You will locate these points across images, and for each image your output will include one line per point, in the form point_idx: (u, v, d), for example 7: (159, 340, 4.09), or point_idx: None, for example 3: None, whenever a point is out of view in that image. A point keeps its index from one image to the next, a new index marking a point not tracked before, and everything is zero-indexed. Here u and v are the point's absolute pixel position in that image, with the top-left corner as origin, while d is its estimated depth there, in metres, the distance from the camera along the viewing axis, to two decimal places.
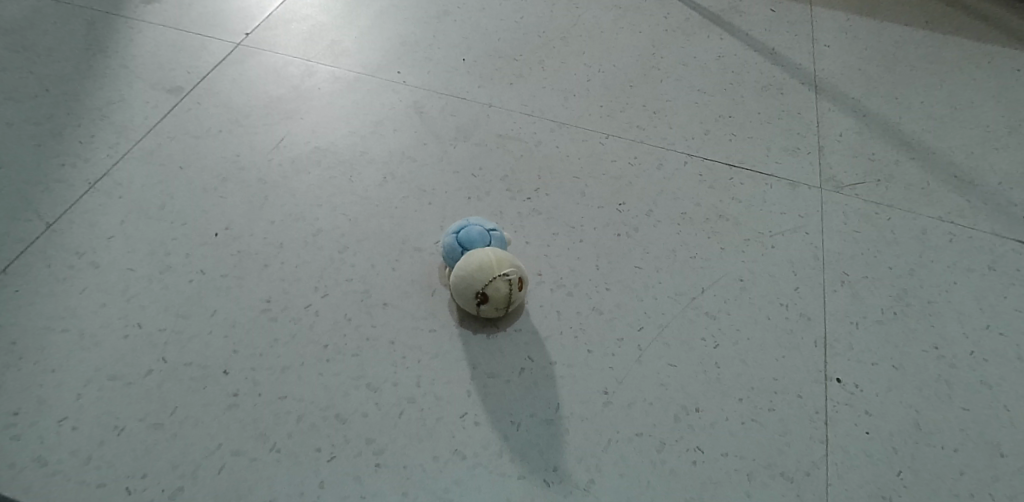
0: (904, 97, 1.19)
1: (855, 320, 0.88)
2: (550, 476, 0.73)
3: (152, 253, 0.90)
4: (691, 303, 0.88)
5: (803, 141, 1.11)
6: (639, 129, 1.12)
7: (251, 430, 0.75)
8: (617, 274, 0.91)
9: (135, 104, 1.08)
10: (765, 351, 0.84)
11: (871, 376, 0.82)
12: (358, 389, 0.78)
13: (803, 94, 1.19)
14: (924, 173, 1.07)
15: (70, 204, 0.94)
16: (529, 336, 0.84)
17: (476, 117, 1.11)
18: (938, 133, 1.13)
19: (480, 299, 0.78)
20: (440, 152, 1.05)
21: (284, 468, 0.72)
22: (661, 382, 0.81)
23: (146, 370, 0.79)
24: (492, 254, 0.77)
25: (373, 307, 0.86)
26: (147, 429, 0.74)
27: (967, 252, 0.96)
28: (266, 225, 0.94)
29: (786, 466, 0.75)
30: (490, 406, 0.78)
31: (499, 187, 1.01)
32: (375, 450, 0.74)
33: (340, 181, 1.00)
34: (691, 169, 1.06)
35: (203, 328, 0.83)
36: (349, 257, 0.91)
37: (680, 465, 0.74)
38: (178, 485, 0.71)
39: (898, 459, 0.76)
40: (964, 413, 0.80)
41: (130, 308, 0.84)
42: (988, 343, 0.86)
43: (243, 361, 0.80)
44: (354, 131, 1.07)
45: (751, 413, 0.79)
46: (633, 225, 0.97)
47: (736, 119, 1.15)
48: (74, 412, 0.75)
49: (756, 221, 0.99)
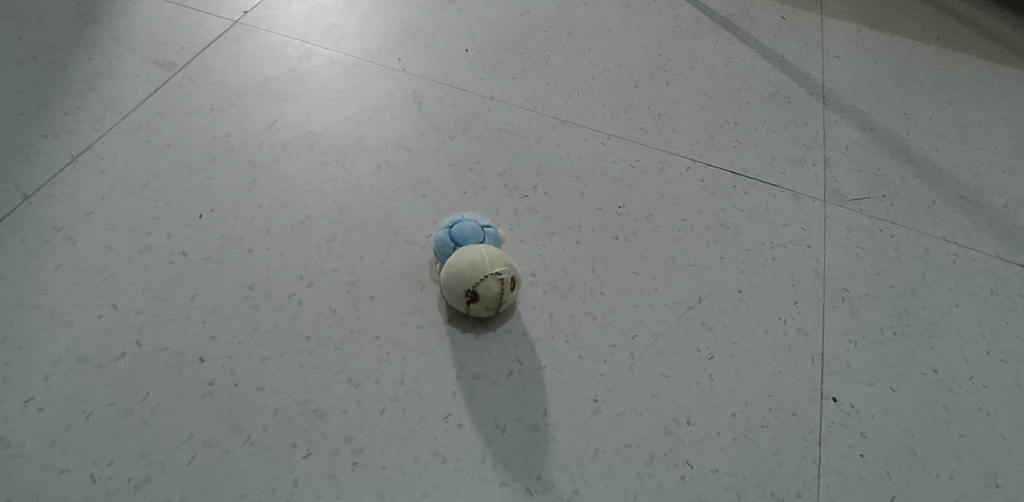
0: (912, 113, 1.17)
1: (854, 338, 0.85)
2: (534, 485, 0.70)
3: (133, 232, 0.87)
4: (688, 312, 0.86)
5: (809, 152, 1.09)
6: (643, 130, 1.09)
7: (225, 421, 0.72)
8: (613, 278, 0.89)
9: (125, 77, 1.05)
10: (761, 366, 0.82)
11: (867, 397, 0.80)
12: (339, 383, 0.76)
13: (810, 104, 1.17)
14: (930, 191, 1.05)
15: (51, 176, 0.91)
16: (518, 338, 0.81)
17: (476, 109, 1.08)
18: (946, 152, 1.11)
19: (470, 298, 0.75)
20: (438, 143, 1.02)
21: (256, 462, 0.69)
22: (653, 392, 0.78)
23: (119, 353, 0.76)
24: (484, 251, 0.75)
25: (360, 300, 0.83)
26: (116, 415, 0.71)
27: (970, 275, 0.94)
28: (254, 209, 0.91)
29: (777, 486, 0.72)
30: (475, 409, 0.75)
31: (497, 182, 0.98)
32: (353, 449, 0.71)
33: (333, 168, 0.97)
34: (693, 174, 1.04)
35: (182, 311, 0.80)
36: (337, 247, 0.88)
37: (668, 480, 0.72)
38: (145, 475, 0.68)
39: (893, 485, 0.73)
40: (960, 439, 0.78)
41: (106, 288, 0.81)
42: (988, 369, 0.84)
43: (221, 349, 0.77)
44: (350, 118, 1.04)
45: (744, 429, 0.76)
46: (632, 229, 0.95)
47: (742, 125, 1.12)
48: (41, 393, 0.72)
49: (758, 231, 0.96)
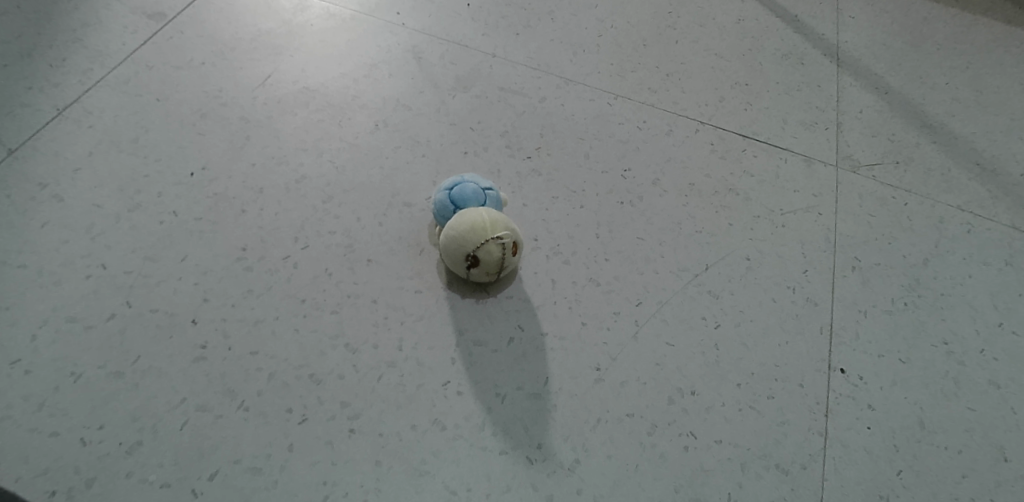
0: (929, 77, 1.13)
1: (864, 308, 0.83)
2: (534, 454, 0.69)
3: (122, 190, 0.84)
4: (694, 280, 0.84)
5: (822, 116, 1.05)
6: (651, 91, 1.05)
7: (218, 385, 0.70)
8: (617, 244, 0.86)
9: (112, 28, 1.00)
10: (768, 335, 0.80)
11: (876, 369, 0.79)
12: (335, 348, 0.74)
13: (824, 66, 1.13)
14: (945, 158, 1.01)
15: (36, 130, 0.87)
16: (520, 304, 0.79)
17: (477, 66, 1.04)
18: (962, 118, 1.07)
19: (470, 263, 0.73)
20: (438, 102, 0.98)
21: (250, 428, 0.68)
22: (657, 360, 0.77)
23: (109, 314, 0.73)
24: (486, 214, 0.72)
25: (357, 263, 0.81)
26: (105, 378, 0.69)
27: (984, 245, 0.91)
28: (247, 167, 0.88)
29: (782, 458, 0.71)
30: (475, 377, 0.73)
31: (499, 143, 0.95)
32: (350, 415, 0.70)
33: (328, 125, 0.94)
34: (702, 137, 1.00)
35: (173, 273, 0.77)
36: (333, 208, 0.85)
37: (671, 450, 0.71)
38: (137, 439, 0.66)
39: (899, 458, 0.72)
40: (969, 412, 0.76)
41: (94, 248, 0.78)
42: (999, 342, 0.82)
43: (214, 311, 0.75)
44: (346, 74, 1.00)
45: (749, 400, 0.75)
46: (638, 193, 0.92)
47: (754, 87, 1.08)
48: (29, 354, 0.70)
49: (768, 197, 0.93)
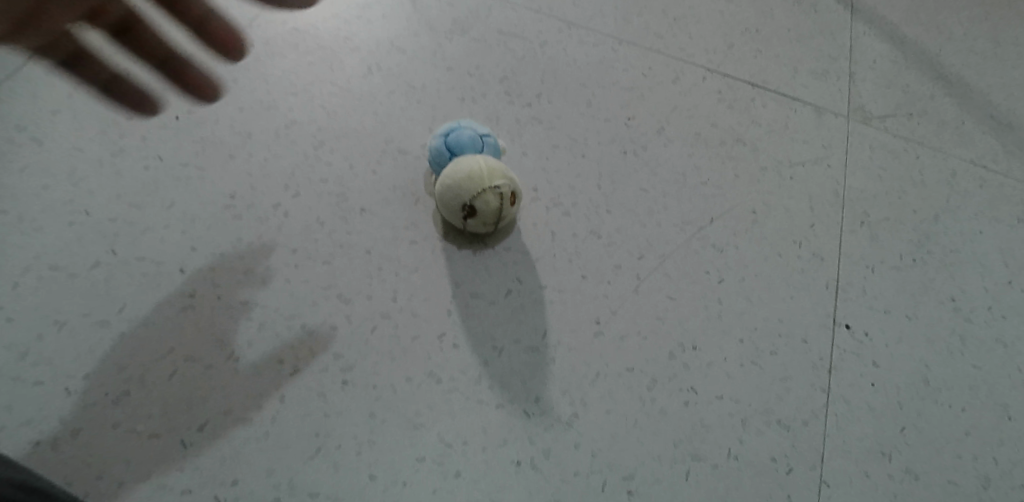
0: (946, 26, 1.08)
1: (871, 264, 0.81)
2: (532, 408, 0.68)
3: (104, 133, 0.80)
4: (698, 233, 0.81)
5: (834, 65, 1.01)
6: (657, 37, 1.00)
7: (207, 336, 0.68)
8: (619, 195, 0.83)
9: None
10: (773, 290, 0.78)
11: (882, 325, 0.77)
12: (328, 299, 0.71)
13: (839, 13, 1.08)
14: (960, 111, 0.98)
15: (12, 69, 0.83)
16: (518, 256, 0.76)
17: (476, 8, 0.98)
18: (979, 69, 1.03)
19: (467, 212, 0.70)
20: (434, 45, 0.94)
21: (241, 379, 0.66)
22: (658, 315, 0.75)
23: (93, 262, 0.71)
24: (483, 163, 0.68)
25: (349, 212, 0.78)
26: (90, 327, 0.67)
27: (997, 201, 0.89)
28: (234, 111, 0.84)
29: (783, 414, 0.70)
30: (471, 330, 0.71)
31: (498, 89, 0.90)
32: (343, 367, 0.68)
33: (319, 69, 0.89)
34: (709, 85, 0.96)
35: (159, 220, 0.74)
36: (324, 155, 0.82)
37: (671, 406, 0.69)
38: (124, 389, 0.64)
39: (902, 415, 0.72)
40: (974, 370, 0.75)
41: (77, 193, 0.75)
42: (1008, 300, 0.81)
43: (201, 260, 0.72)
44: (337, 14, 0.95)
45: (752, 356, 0.73)
46: (642, 143, 0.88)
47: (764, 33, 1.03)
48: (10, 303, 0.67)
49: (776, 148, 0.90)
